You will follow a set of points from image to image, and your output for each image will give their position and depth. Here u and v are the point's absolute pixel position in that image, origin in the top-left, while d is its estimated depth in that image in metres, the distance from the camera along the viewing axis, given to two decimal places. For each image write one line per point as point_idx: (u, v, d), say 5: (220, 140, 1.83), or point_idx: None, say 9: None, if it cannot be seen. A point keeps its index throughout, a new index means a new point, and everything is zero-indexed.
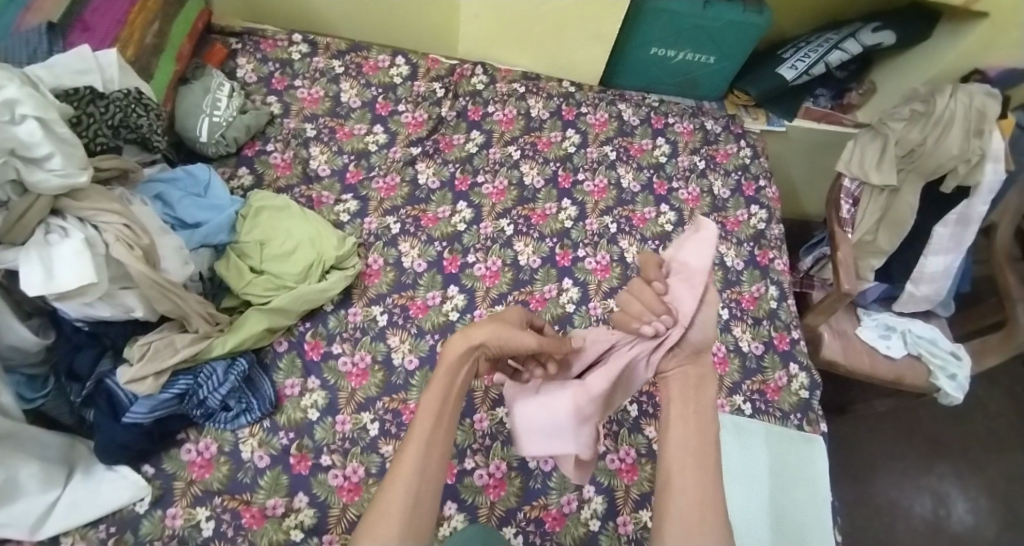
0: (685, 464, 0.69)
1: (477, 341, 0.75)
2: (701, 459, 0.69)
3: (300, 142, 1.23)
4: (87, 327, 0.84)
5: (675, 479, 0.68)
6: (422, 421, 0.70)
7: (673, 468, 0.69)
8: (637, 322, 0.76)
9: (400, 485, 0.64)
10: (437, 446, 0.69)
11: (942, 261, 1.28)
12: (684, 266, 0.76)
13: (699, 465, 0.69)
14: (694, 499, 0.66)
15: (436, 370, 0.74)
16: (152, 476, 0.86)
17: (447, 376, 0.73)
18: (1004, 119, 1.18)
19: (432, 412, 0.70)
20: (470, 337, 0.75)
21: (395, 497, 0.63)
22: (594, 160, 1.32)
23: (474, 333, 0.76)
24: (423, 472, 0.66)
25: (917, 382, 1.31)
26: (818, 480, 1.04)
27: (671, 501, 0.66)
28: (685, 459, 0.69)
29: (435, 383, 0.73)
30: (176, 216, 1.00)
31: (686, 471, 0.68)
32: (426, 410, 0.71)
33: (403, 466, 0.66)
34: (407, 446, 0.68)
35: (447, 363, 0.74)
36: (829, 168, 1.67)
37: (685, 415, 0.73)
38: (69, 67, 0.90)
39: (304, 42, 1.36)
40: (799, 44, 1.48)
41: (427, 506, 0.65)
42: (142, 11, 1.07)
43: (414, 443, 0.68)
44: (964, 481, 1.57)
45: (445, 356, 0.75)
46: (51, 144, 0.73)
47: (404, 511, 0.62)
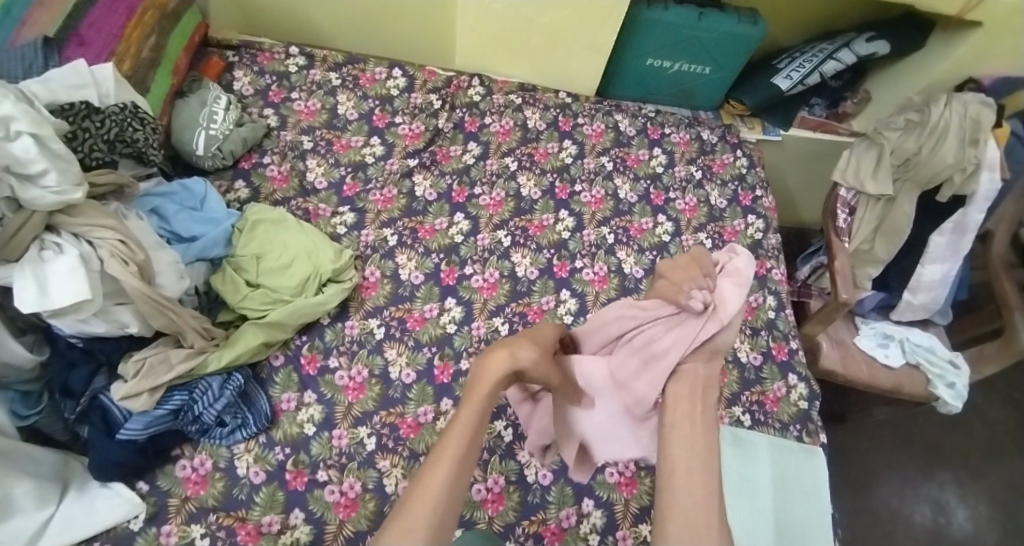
0: (691, 461, 0.64)
1: (520, 363, 0.71)
2: (705, 456, 0.65)
3: (297, 154, 1.23)
4: (82, 342, 0.84)
5: (677, 479, 0.63)
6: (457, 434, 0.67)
7: (675, 464, 0.64)
8: (679, 292, 0.69)
9: (428, 500, 0.62)
10: (467, 462, 0.67)
11: (939, 270, 1.27)
12: (737, 272, 0.70)
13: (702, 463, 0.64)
14: (700, 499, 0.62)
15: (475, 384, 0.70)
16: (146, 493, 0.85)
17: (486, 396, 0.69)
18: (1001, 128, 1.18)
19: (468, 426, 0.67)
20: (513, 357, 0.71)
21: (422, 512, 0.61)
22: (591, 171, 1.33)
23: (517, 353, 0.71)
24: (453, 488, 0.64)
25: (916, 391, 1.30)
26: (819, 492, 1.03)
27: (675, 501, 0.62)
28: (690, 457, 0.65)
29: (474, 398, 0.69)
30: (171, 230, 1.00)
31: (693, 471, 0.64)
32: (464, 422, 0.67)
33: (434, 481, 0.64)
34: (439, 460, 0.65)
35: (487, 382, 0.70)
36: (825, 177, 1.67)
37: (688, 410, 0.69)
38: (65, 81, 0.89)
39: (301, 55, 1.36)
40: (793, 54, 1.49)
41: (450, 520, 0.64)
42: (139, 25, 1.07)
43: (444, 463, 0.65)
44: (964, 489, 1.56)
45: (487, 371, 0.70)
46: (47, 160, 0.73)
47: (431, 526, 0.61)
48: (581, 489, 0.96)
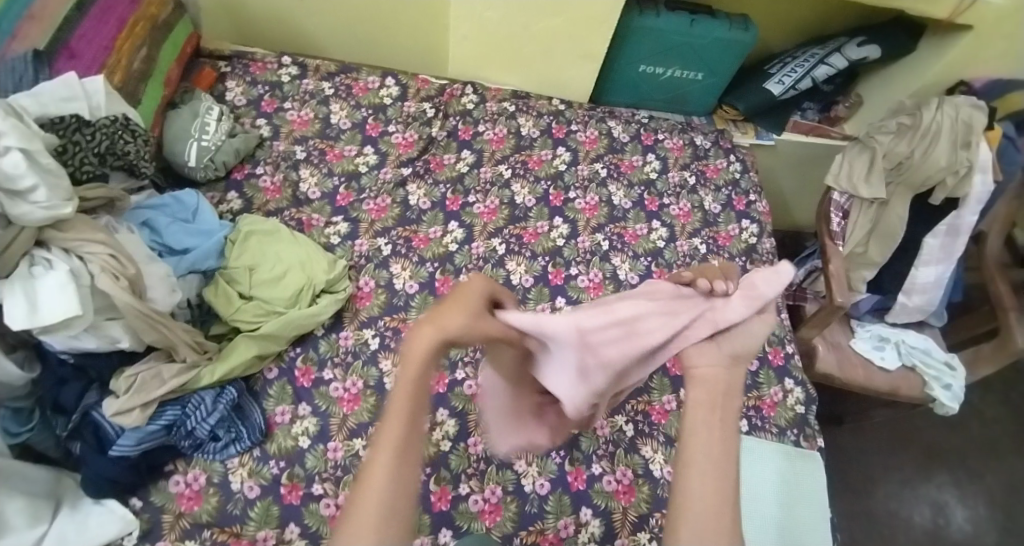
0: (707, 467, 0.62)
1: (449, 333, 0.61)
2: (722, 463, 0.62)
3: (290, 165, 1.23)
4: (73, 358, 0.83)
5: (695, 486, 0.61)
6: (394, 421, 0.61)
7: (690, 469, 0.62)
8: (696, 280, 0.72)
9: (375, 495, 0.57)
10: (413, 446, 0.61)
11: (933, 272, 1.28)
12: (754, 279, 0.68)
13: (719, 471, 0.62)
14: (714, 507, 0.59)
15: (404, 363, 0.62)
16: (140, 509, 0.84)
17: (418, 373, 0.61)
18: (992, 131, 1.19)
19: (405, 410, 0.61)
20: (440, 328, 0.61)
21: (369, 509, 0.56)
22: (585, 177, 1.33)
23: (443, 322, 0.61)
24: (400, 477, 0.58)
25: (913, 393, 1.31)
26: (818, 497, 1.03)
27: (690, 509, 0.60)
28: (707, 463, 0.62)
29: (404, 378, 0.61)
30: (163, 242, 0.98)
31: (706, 477, 0.61)
32: (398, 406, 0.61)
33: (376, 472, 0.58)
34: (379, 451, 0.59)
35: (416, 359, 0.61)
36: (819, 180, 1.68)
37: (708, 413, 0.65)
38: (56, 95, 0.88)
39: (293, 65, 1.36)
40: (785, 59, 1.49)
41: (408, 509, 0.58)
42: (130, 37, 1.07)
43: (386, 451, 0.59)
44: (962, 490, 1.56)
45: (413, 348, 0.61)
46: (36, 176, 0.72)
47: (382, 520, 0.56)
48: (579, 498, 0.95)
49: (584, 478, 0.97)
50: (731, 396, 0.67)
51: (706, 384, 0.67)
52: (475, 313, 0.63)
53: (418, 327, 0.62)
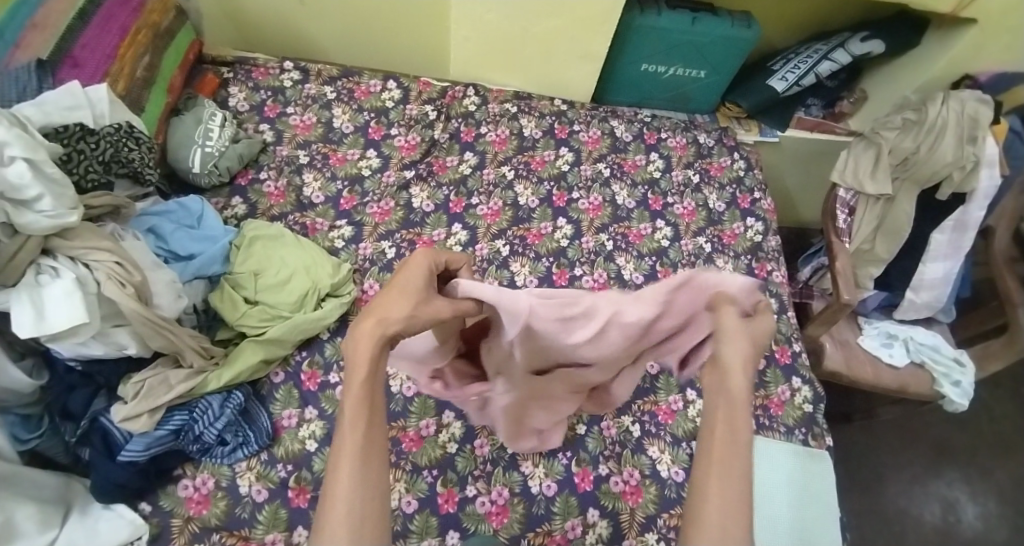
0: (726, 466, 0.53)
1: (394, 323, 0.57)
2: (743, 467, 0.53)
3: (293, 169, 1.23)
4: (80, 366, 0.83)
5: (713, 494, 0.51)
6: (348, 425, 0.55)
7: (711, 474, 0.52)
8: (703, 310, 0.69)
9: (341, 510, 0.51)
10: (375, 445, 0.56)
11: (942, 267, 1.27)
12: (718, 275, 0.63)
13: (738, 472, 0.52)
14: (734, 516, 0.50)
15: (350, 362, 0.56)
16: (149, 514, 0.84)
17: (367, 367, 0.56)
18: (998, 125, 1.18)
19: (359, 409, 0.55)
20: (383, 320, 0.57)
21: (339, 525, 0.50)
22: (588, 177, 1.32)
23: (385, 312, 0.57)
24: (366, 481, 0.53)
25: (922, 390, 1.29)
26: (827, 496, 1.02)
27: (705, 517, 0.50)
28: (726, 464, 0.52)
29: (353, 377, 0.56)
30: (168, 249, 0.99)
31: (722, 472, 0.53)
32: (351, 407, 0.55)
33: (339, 482, 0.52)
34: (337, 461, 0.54)
35: (362, 353, 0.56)
36: (824, 177, 1.67)
37: (720, 408, 0.56)
38: (59, 104, 0.89)
39: (295, 70, 1.36)
40: (788, 55, 1.48)
41: (382, 513, 0.53)
42: (132, 45, 1.07)
43: (347, 457, 0.54)
44: (974, 487, 1.55)
45: (356, 344, 0.56)
46: (41, 185, 0.72)
47: (356, 531, 0.50)
48: (586, 499, 0.95)
49: (591, 479, 0.97)
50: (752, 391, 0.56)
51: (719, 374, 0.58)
52: (414, 297, 0.60)
53: (360, 324, 0.58)
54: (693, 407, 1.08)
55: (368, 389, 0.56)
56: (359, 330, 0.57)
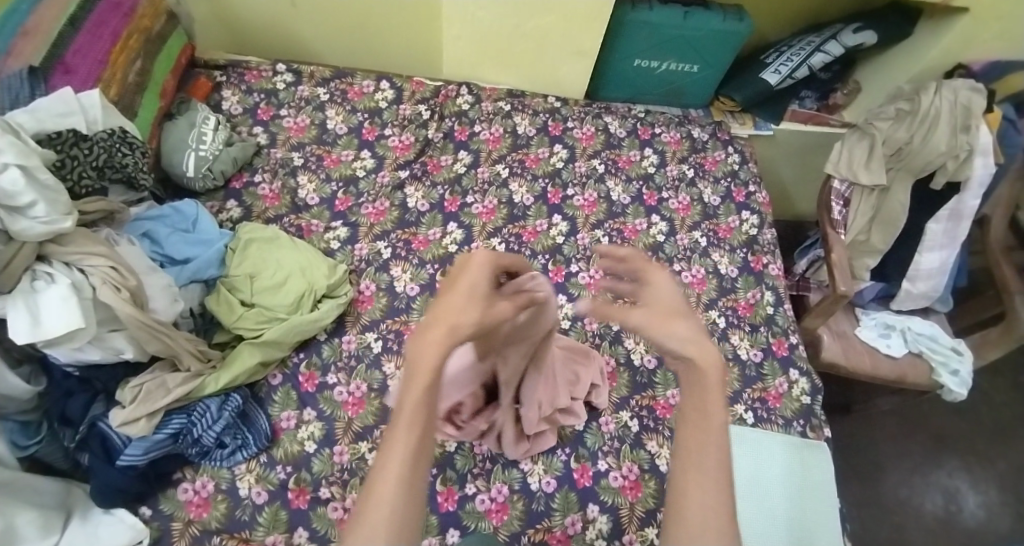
0: (701, 467, 0.59)
1: (462, 330, 0.62)
2: (715, 463, 0.59)
3: (288, 171, 1.23)
4: (77, 372, 0.84)
5: (690, 492, 0.58)
6: (402, 426, 0.58)
7: (686, 474, 0.59)
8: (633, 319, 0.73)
9: (384, 504, 0.53)
10: (423, 451, 0.58)
11: (938, 257, 1.27)
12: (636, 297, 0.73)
13: (706, 468, 0.59)
14: (709, 510, 0.57)
15: (415, 367, 0.60)
16: (149, 518, 0.85)
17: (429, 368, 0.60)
18: (992, 113, 1.18)
19: (416, 408, 0.58)
20: (453, 326, 0.62)
21: (379, 520, 0.52)
22: (583, 174, 1.33)
23: (454, 319, 0.62)
24: (411, 483, 0.55)
25: (920, 380, 1.30)
26: (826, 487, 1.02)
27: (684, 513, 0.57)
28: (698, 464, 0.59)
29: (414, 382, 0.59)
30: (164, 253, 0.99)
31: (698, 472, 0.59)
32: (409, 409, 0.58)
33: (385, 478, 0.55)
34: (387, 457, 0.56)
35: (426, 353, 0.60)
36: (819, 169, 1.67)
37: (689, 412, 0.63)
38: (52, 111, 0.89)
39: (288, 72, 1.36)
40: (781, 48, 1.48)
41: (418, 515, 0.56)
42: (124, 50, 1.07)
43: (396, 453, 0.56)
44: (974, 475, 1.55)
45: (425, 350, 0.60)
46: (34, 192, 0.73)
47: (393, 529, 0.52)
48: (586, 495, 0.96)
49: (590, 474, 0.97)
50: (716, 391, 0.62)
51: (688, 379, 0.64)
52: (483, 304, 0.66)
53: (431, 328, 0.62)
54: None
55: (428, 395, 0.59)
56: (428, 334, 0.61)
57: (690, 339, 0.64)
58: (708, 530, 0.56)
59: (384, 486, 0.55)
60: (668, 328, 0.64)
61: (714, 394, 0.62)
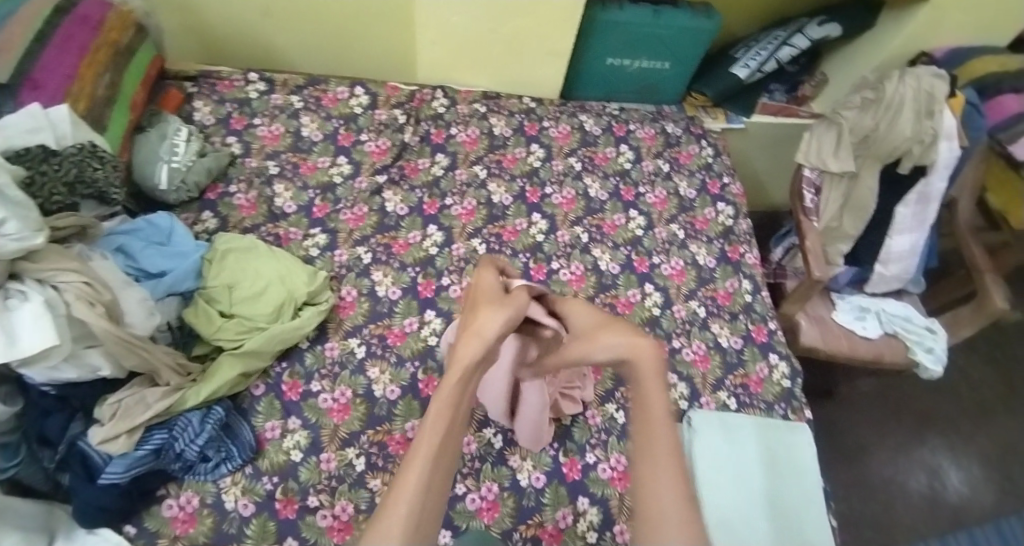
0: (657, 467, 0.65)
1: (489, 334, 0.74)
2: (667, 457, 0.66)
3: (263, 180, 1.23)
4: (55, 390, 0.82)
5: (651, 486, 0.64)
6: (430, 425, 0.67)
7: (643, 472, 0.66)
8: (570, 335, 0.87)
9: (405, 496, 0.61)
10: (445, 455, 0.67)
11: (908, 240, 1.31)
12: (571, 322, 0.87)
13: (660, 462, 0.66)
14: (670, 504, 0.62)
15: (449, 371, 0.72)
16: (134, 536, 0.83)
17: (458, 380, 0.71)
18: (955, 98, 1.22)
19: (443, 420, 0.68)
20: (480, 332, 0.74)
21: (399, 513, 0.59)
22: (560, 172, 1.34)
23: (481, 328, 0.74)
24: (430, 482, 0.63)
25: (898, 360, 1.33)
26: (810, 469, 1.04)
27: (650, 511, 0.63)
28: (654, 460, 0.66)
29: (445, 386, 0.70)
30: (138, 266, 0.98)
31: (658, 468, 0.65)
32: (438, 411, 0.68)
33: (410, 473, 0.63)
34: (412, 458, 0.65)
35: (460, 365, 0.72)
36: (791, 160, 1.70)
37: (638, 413, 0.71)
38: (21, 127, 0.88)
39: (261, 81, 1.35)
40: (749, 42, 1.51)
41: (432, 516, 0.63)
42: (92, 63, 1.06)
43: (421, 455, 0.65)
44: (955, 452, 1.59)
45: (458, 358, 0.72)
46: (4, 209, 0.72)
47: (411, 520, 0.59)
48: (575, 489, 0.96)
49: (579, 468, 0.98)
50: (653, 388, 0.72)
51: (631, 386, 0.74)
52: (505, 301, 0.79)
53: (462, 340, 0.74)
54: (676, 391, 1.09)
55: (454, 404, 0.70)
56: (462, 345, 0.73)
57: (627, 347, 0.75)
58: (670, 521, 0.61)
59: (408, 481, 0.63)
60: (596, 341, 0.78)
61: (653, 391, 0.72)
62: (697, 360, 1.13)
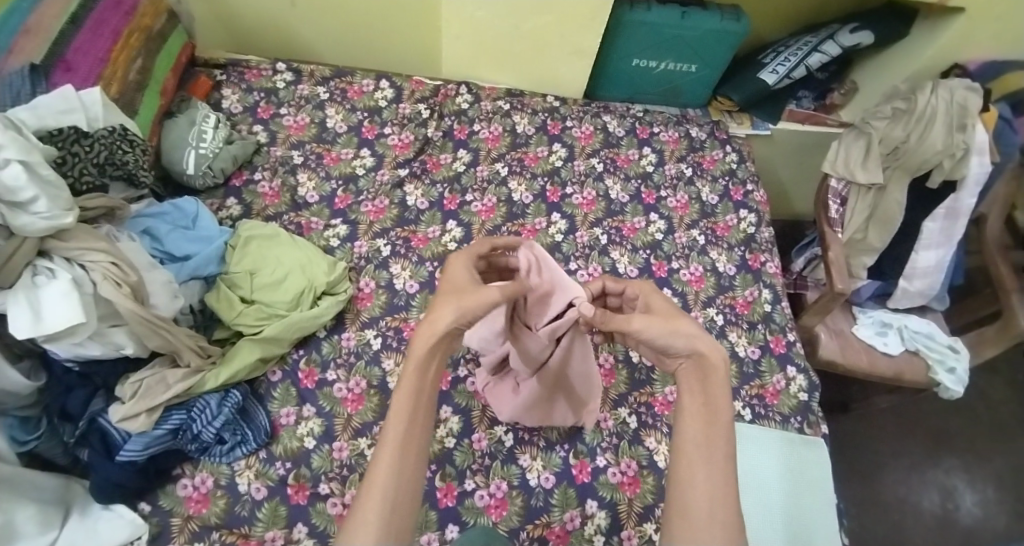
0: (707, 468, 0.65)
1: (441, 326, 0.69)
2: (720, 460, 0.65)
3: (287, 169, 1.24)
4: (78, 366, 0.84)
5: (694, 487, 0.64)
6: (392, 422, 0.66)
7: (694, 471, 0.65)
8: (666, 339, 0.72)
9: (376, 496, 0.61)
10: (411, 453, 0.65)
11: (934, 255, 1.27)
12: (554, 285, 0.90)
13: (713, 461, 0.65)
14: (715, 502, 0.63)
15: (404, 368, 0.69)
16: (148, 514, 0.85)
17: (416, 372, 0.68)
18: (988, 111, 1.18)
19: (403, 411, 0.66)
20: (432, 325, 0.69)
21: (370, 508, 0.60)
22: (581, 173, 1.33)
23: (435, 321, 0.69)
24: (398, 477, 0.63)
25: (917, 378, 1.30)
26: (822, 483, 1.03)
27: (688, 505, 0.63)
28: (707, 458, 0.65)
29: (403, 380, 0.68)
30: (164, 249, 1.00)
31: (698, 467, 0.65)
32: (398, 405, 0.66)
33: (380, 470, 0.63)
34: (380, 451, 0.65)
35: (415, 360, 0.68)
36: (816, 169, 1.68)
37: (694, 408, 0.69)
38: (53, 108, 0.90)
39: (288, 71, 1.37)
40: (779, 48, 1.49)
41: (409, 506, 0.63)
42: (125, 48, 1.08)
43: (388, 449, 0.64)
44: (972, 473, 1.56)
45: (414, 349, 0.68)
46: (36, 187, 0.73)
47: (384, 517, 0.60)
48: (584, 490, 0.96)
49: (589, 470, 0.98)
50: (720, 390, 0.69)
51: (692, 383, 0.71)
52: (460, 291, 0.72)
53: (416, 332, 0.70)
54: None
55: (414, 395, 0.67)
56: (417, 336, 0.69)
57: (699, 338, 0.71)
58: (715, 524, 0.61)
59: (377, 483, 0.62)
60: (674, 328, 0.71)
61: (719, 392, 0.69)
62: None
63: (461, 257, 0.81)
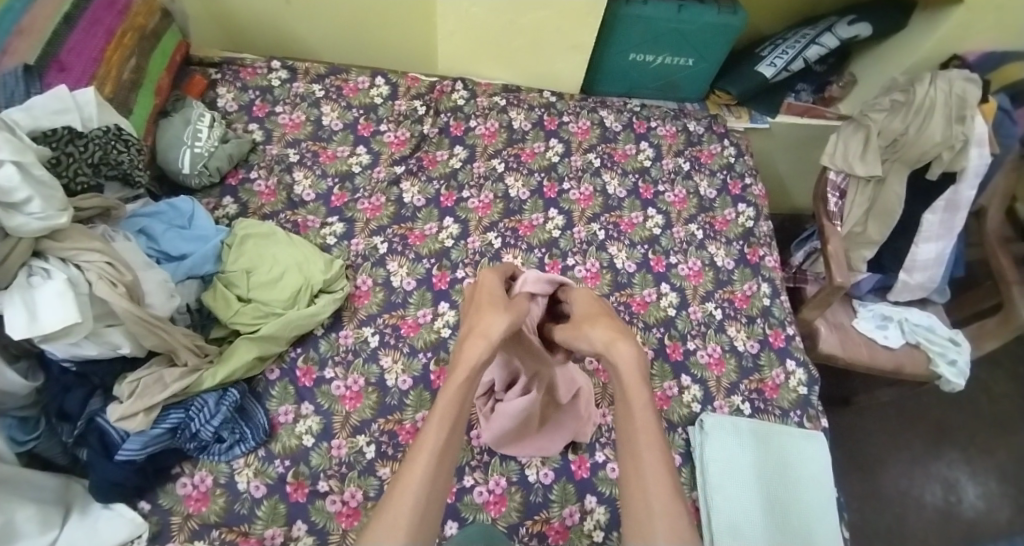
0: (641, 470, 0.67)
1: (493, 335, 0.75)
2: (649, 451, 0.68)
3: (283, 167, 1.24)
4: (75, 366, 0.84)
5: (635, 484, 0.66)
6: (434, 426, 0.66)
7: (629, 468, 0.68)
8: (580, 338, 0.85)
9: (409, 494, 0.60)
10: (445, 461, 0.65)
11: (934, 248, 1.26)
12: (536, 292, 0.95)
13: (644, 455, 0.68)
14: (653, 493, 0.65)
15: (453, 372, 0.72)
16: (148, 512, 0.85)
17: (465, 377, 0.71)
18: (988, 103, 1.17)
19: (448, 413, 0.67)
20: (485, 333, 0.75)
21: (403, 509, 0.59)
22: (578, 168, 1.33)
23: (487, 330, 0.75)
24: (434, 476, 0.62)
25: (918, 370, 1.30)
26: (820, 477, 1.02)
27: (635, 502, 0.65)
28: (638, 454, 0.69)
29: (450, 383, 0.71)
30: (160, 249, 1.00)
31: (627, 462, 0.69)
32: (442, 409, 0.68)
33: (415, 469, 0.62)
34: (418, 450, 0.64)
35: (465, 366, 0.72)
36: (815, 162, 1.67)
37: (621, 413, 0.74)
38: (47, 108, 0.89)
39: (283, 69, 1.37)
40: (776, 40, 1.48)
41: (434, 514, 0.62)
42: (118, 48, 1.07)
43: (427, 448, 0.64)
44: (973, 465, 1.56)
45: (463, 357, 0.73)
46: (30, 187, 0.73)
47: (415, 518, 0.59)
48: (583, 486, 0.96)
49: (588, 466, 0.98)
50: (638, 386, 0.74)
51: (615, 388, 0.77)
52: (509, 305, 0.80)
53: (468, 340, 0.75)
54: (688, 393, 1.08)
55: (458, 404, 0.69)
56: (468, 345, 0.74)
57: (610, 345, 0.79)
58: (658, 518, 0.62)
59: (411, 481, 0.61)
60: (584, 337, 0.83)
61: (636, 391, 0.74)
62: (711, 363, 1.12)
63: (490, 275, 0.88)
